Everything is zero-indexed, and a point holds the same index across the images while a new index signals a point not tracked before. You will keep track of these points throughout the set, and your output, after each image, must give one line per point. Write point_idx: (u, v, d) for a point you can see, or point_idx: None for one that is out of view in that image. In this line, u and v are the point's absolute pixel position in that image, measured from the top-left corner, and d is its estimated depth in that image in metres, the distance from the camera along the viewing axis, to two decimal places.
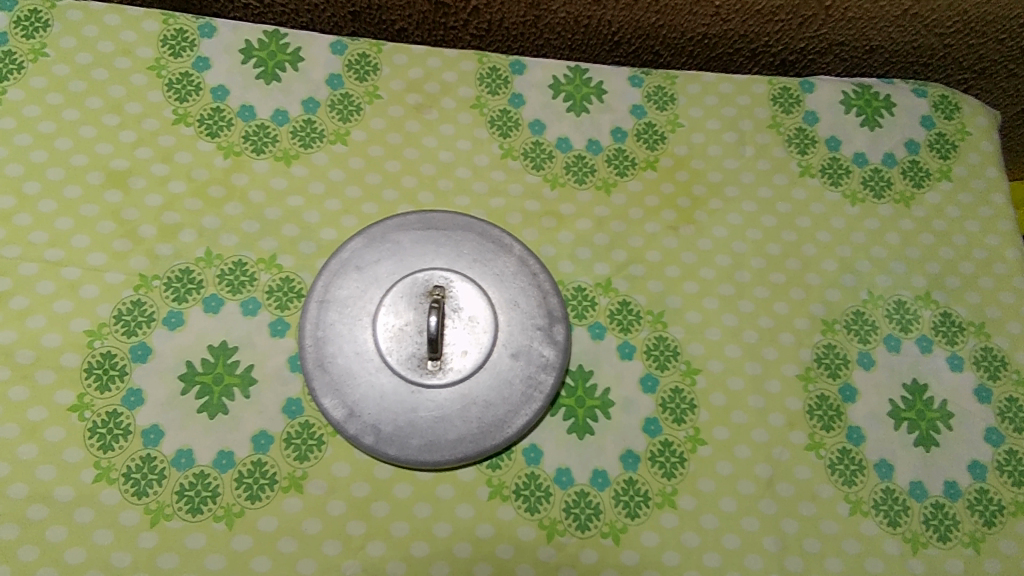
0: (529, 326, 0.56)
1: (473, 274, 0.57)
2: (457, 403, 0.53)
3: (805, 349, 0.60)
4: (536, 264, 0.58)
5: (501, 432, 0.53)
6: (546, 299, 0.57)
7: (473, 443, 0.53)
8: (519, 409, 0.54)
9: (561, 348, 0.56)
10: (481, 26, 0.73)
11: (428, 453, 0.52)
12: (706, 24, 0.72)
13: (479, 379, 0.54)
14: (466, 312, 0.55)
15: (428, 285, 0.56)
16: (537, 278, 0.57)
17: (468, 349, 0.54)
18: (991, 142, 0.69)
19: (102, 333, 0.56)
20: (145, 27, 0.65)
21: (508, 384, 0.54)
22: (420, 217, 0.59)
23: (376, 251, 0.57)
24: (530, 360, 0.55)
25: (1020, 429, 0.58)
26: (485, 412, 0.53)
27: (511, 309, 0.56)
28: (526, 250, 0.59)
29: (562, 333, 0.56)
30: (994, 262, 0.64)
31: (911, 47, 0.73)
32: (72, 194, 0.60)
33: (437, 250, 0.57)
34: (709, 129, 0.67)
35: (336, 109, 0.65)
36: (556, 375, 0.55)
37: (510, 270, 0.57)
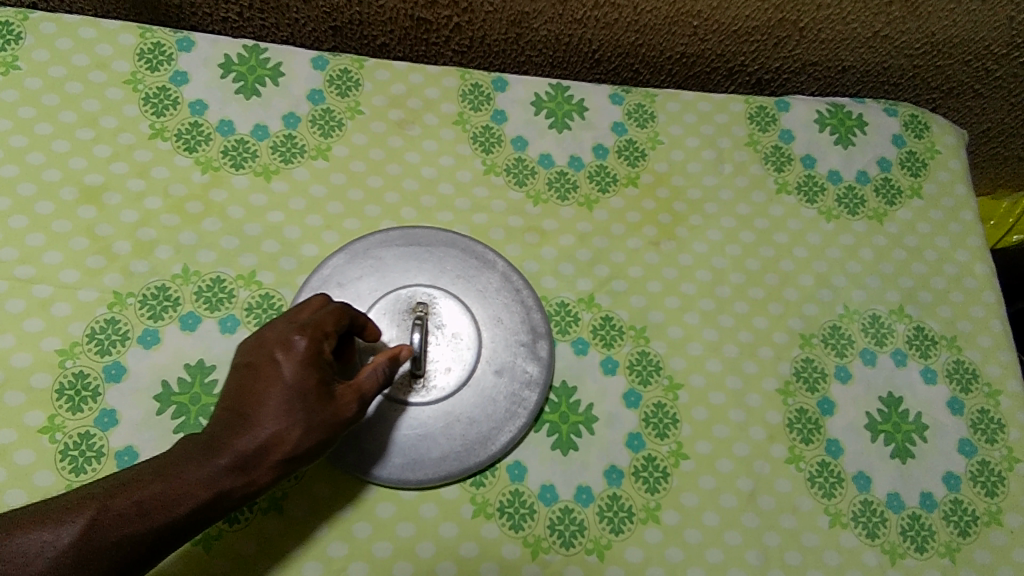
0: (513, 342, 0.56)
1: (455, 290, 0.57)
2: (442, 421, 0.53)
3: (784, 363, 0.61)
4: (519, 280, 0.58)
5: (485, 449, 0.53)
6: (529, 314, 0.57)
7: (457, 461, 0.53)
8: (504, 425, 0.54)
9: (546, 364, 0.56)
10: (463, 43, 0.74)
11: (410, 471, 0.53)
12: (683, 43, 0.73)
13: (463, 396, 0.54)
14: (449, 328, 0.55)
15: (411, 302, 0.56)
16: (520, 294, 0.58)
17: (452, 366, 0.54)
18: (959, 160, 0.71)
19: (74, 352, 0.55)
20: (121, 40, 0.64)
21: (492, 401, 0.54)
22: (402, 233, 0.59)
23: (358, 268, 0.57)
24: (514, 376, 0.55)
25: (991, 440, 0.60)
26: (469, 429, 0.54)
27: (495, 325, 0.56)
28: (509, 265, 0.59)
29: (545, 349, 0.56)
30: (964, 277, 0.66)
31: (881, 68, 0.76)
32: (44, 210, 0.59)
33: (419, 266, 0.57)
34: (688, 147, 0.68)
35: (317, 125, 0.64)
36: (539, 390, 0.55)
37: (493, 286, 0.57)
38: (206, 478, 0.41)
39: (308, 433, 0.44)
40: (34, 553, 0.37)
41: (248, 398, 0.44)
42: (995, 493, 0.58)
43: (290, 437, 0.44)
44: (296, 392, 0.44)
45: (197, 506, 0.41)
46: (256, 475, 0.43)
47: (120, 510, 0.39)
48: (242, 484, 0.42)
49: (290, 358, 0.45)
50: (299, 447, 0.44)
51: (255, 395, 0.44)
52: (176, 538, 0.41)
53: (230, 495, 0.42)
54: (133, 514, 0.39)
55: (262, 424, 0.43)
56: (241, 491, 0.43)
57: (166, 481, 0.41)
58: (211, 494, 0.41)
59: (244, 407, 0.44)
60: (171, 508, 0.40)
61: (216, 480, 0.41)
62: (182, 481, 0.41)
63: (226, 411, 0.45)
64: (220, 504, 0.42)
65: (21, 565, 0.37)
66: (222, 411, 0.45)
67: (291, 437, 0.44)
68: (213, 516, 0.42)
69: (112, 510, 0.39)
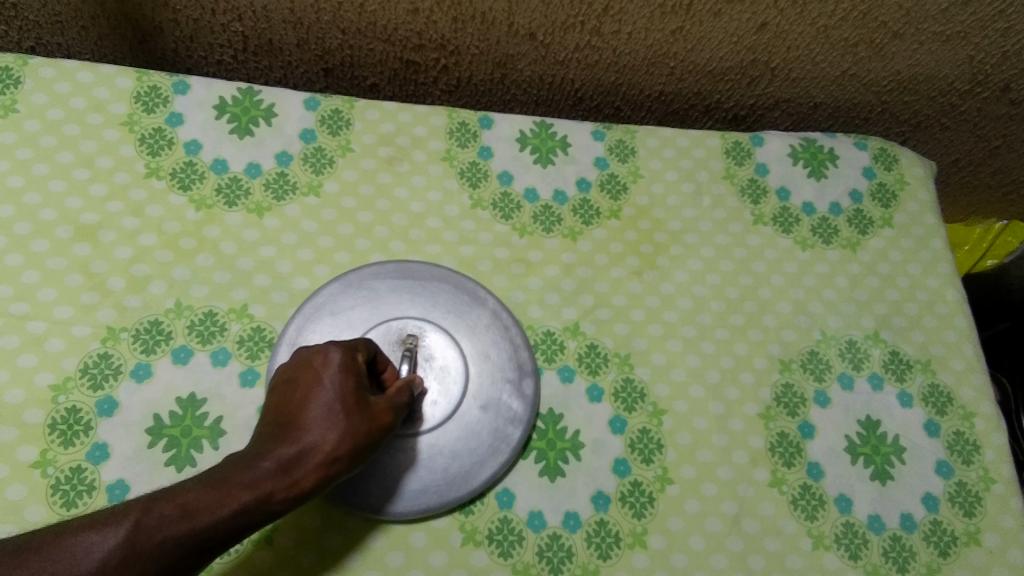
0: (499, 379, 0.57)
1: (445, 325, 0.58)
2: (426, 453, 0.54)
3: (764, 389, 0.62)
4: (509, 318, 0.60)
5: (466, 484, 0.54)
6: (514, 353, 0.59)
7: (437, 494, 0.53)
8: (486, 461, 0.55)
9: (531, 401, 0.57)
10: (451, 82, 0.77)
11: (386, 500, 0.53)
12: (661, 83, 0.76)
13: (446, 430, 0.55)
14: (437, 362, 0.57)
15: (402, 333, 0.57)
16: (509, 331, 0.59)
17: (439, 399, 0.55)
18: (927, 191, 0.74)
19: (67, 387, 0.56)
20: (118, 84, 0.66)
21: (475, 436, 0.55)
22: (395, 267, 0.60)
23: (351, 298, 0.58)
24: (498, 413, 0.56)
25: (967, 461, 0.62)
26: (451, 463, 0.54)
27: (482, 362, 0.57)
28: (500, 303, 0.61)
29: (531, 388, 0.58)
30: (936, 303, 0.68)
31: (851, 103, 0.80)
32: (40, 248, 0.60)
33: (410, 299, 0.59)
34: (667, 181, 0.70)
35: (309, 162, 0.66)
36: (523, 429, 0.57)
37: (482, 323, 0.59)
38: (250, 480, 0.42)
39: (346, 436, 0.45)
40: (82, 555, 0.37)
41: (289, 409, 0.46)
42: (973, 514, 0.60)
43: (329, 441, 0.44)
44: (335, 399, 0.46)
45: (240, 509, 0.41)
46: (299, 477, 0.43)
47: (165, 513, 0.39)
48: (284, 487, 0.42)
49: (327, 368, 0.47)
50: (339, 450, 0.44)
51: (296, 405, 0.46)
52: (220, 543, 0.41)
53: (272, 499, 0.42)
54: (178, 516, 0.40)
55: (303, 430, 0.44)
56: (284, 494, 0.43)
57: (211, 485, 0.41)
58: (254, 496, 0.41)
59: (285, 417, 0.45)
60: (215, 509, 0.40)
61: (260, 481, 0.42)
62: (226, 484, 0.41)
63: (268, 425, 0.46)
64: (265, 509, 0.42)
65: (69, 567, 0.37)
66: (264, 426, 0.46)
67: (331, 441, 0.44)
68: (255, 521, 0.42)
69: (159, 513, 0.39)
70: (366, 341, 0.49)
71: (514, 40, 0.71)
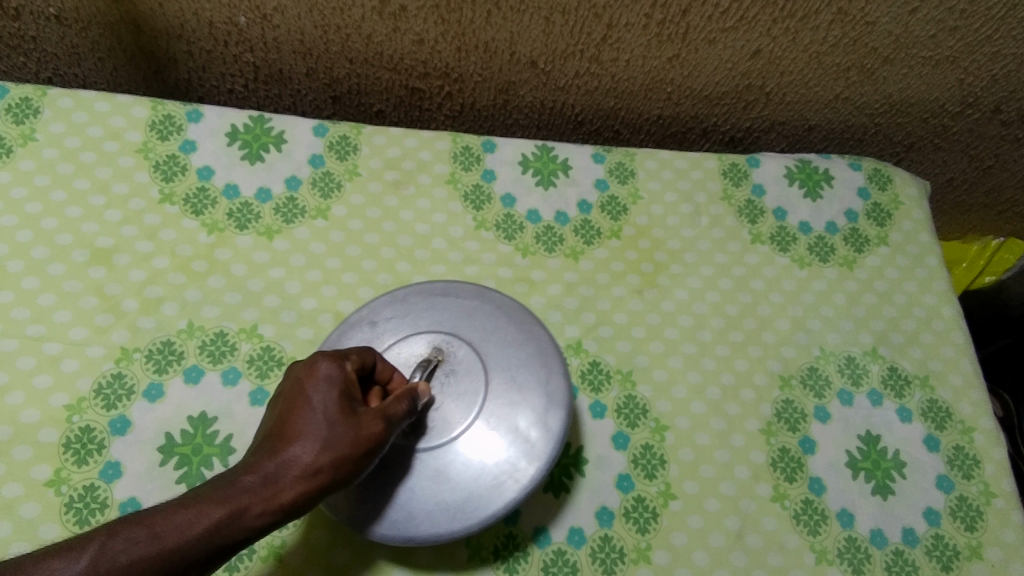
0: (521, 405, 0.51)
1: (476, 343, 0.53)
2: (424, 477, 0.49)
3: (765, 404, 0.63)
4: (546, 341, 0.54)
5: (460, 521, 0.48)
6: (542, 382, 0.52)
7: (427, 524, 0.48)
8: (486, 500, 0.48)
9: (555, 436, 0.50)
10: (454, 108, 0.79)
11: (374, 521, 0.49)
12: (659, 107, 0.78)
13: (451, 454, 0.49)
14: (457, 379, 0.52)
15: (432, 349, 0.53)
16: (544, 354, 0.53)
17: (448, 417, 0.51)
18: (922, 210, 0.75)
19: (81, 407, 0.57)
20: (134, 113, 0.69)
21: (481, 466, 0.49)
22: (441, 284, 0.57)
23: (392, 310, 0.56)
24: (512, 448, 0.50)
25: (968, 475, 0.62)
26: (449, 492, 0.48)
27: (504, 387, 0.52)
28: (540, 327, 0.55)
29: (556, 423, 0.50)
30: (932, 319, 0.69)
31: (845, 125, 0.82)
32: (56, 271, 0.62)
33: (446, 313, 0.55)
34: (667, 202, 0.72)
35: (318, 187, 0.68)
36: (539, 470, 0.49)
37: (514, 346, 0.53)
38: (225, 495, 0.42)
39: (327, 448, 0.44)
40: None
41: (274, 426, 0.46)
42: (975, 528, 0.60)
43: (310, 454, 0.44)
44: (318, 411, 0.45)
45: (214, 525, 0.41)
46: (277, 492, 0.43)
47: (134, 535, 0.40)
48: (260, 502, 0.42)
49: (312, 381, 0.46)
50: (320, 462, 0.44)
51: (280, 421, 0.46)
52: (200, 561, 0.41)
53: (247, 513, 0.42)
54: (147, 537, 0.40)
55: (283, 444, 0.44)
56: (261, 509, 0.42)
57: (184, 504, 0.41)
58: (226, 513, 0.41)
59: (270, 433, 0.45)
60: (186, 529, 0.40)
61: (235, 497, 0.42)
62: (201, 502, 0.41)
63: (256, 444, 0.46)
64: (240, 525, 0.42)
65: None
66: (252, 444, 0.46)
67: (311, 453, 0.44)
68: (234, 537, 0.42)
69: (128, 535, 0.40)
70: (354, 351, 0.48)
71: (516, 67, 0.73)
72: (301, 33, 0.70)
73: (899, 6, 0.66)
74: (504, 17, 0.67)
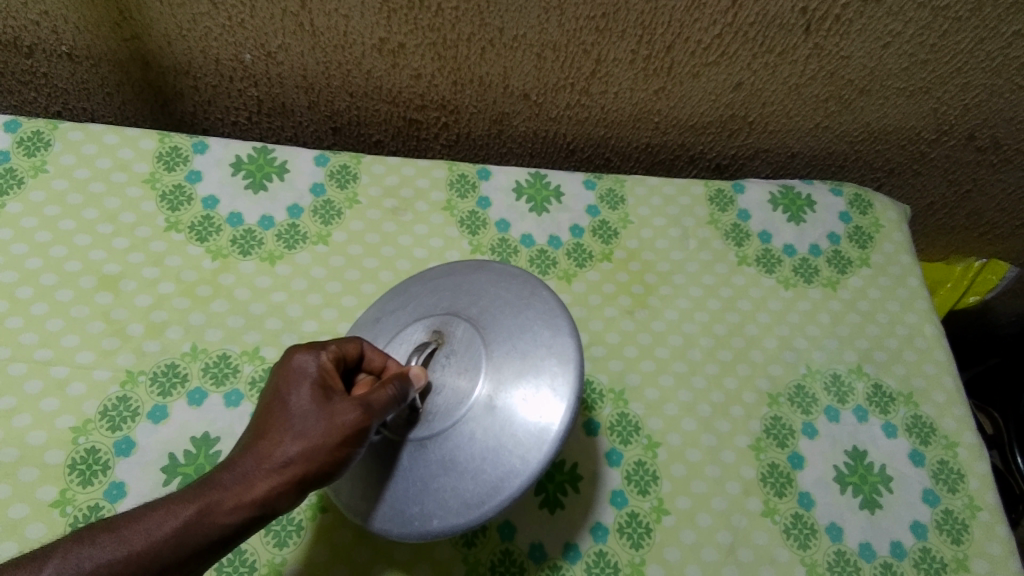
0: (526, 374, 0.48)
1: (476, 319, 0.51)
2: (434, 467, 0.47)
3: (754, 421, 0.65)
4: (546, 304, 0.51)
5: (475, 508, 0.45)
6: (548, 347, 0.49)
7: (447, 517, 0.45)
8: (503, 482, 0.45)
9: (565, 401, 0.46)
10: (451, 138, 0.82)
11: (394, 522, 0.47)
12: (647, 136, 0.82)
13: (462, 438, 0.47)
14: (457, 358, 0.50)
15: (431, 332, 0.52)
16: (544, 317, 0.50)
17: (450, 400, 0.48)
18: (902, 233, 0.78)
19: (87, 429, 0.59)
20: (142, 145, 0.71)
21: (493, 446, 0.46)
22: (444, 267, 0.56)
23: (396, 302, 0.56)
24: (521, 421, 0.46)
25: (953, 489, 0.64)
26: (464, 480, 0.46)
27: (507, 358, 0.49)
28: (539, 289, 0.52)
29: (565, 388, 0.47)
30: (914, 337, 0.71)
31: (826, 153, 0.85)
32: (65, 297, 0.64)
33: (446, 296, 0.54)
34: (656, 226, 0.75)
35: (319, 214, 0.71)
36: (553, 441, 0.45)
37: (514, 315, 0.51)
38: (195, 493, 0.41)
39: (298, 437, 0.43)
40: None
41: (254, 424, 0.45)
42: (961, 541, 0.61)
43: (283, 445, 0.43)
44: (292, 403, 0.45)
45: (184, 524, 0.40)
46: (248, 487, 0.42)
47: (99, 541, 0.39)
48: (230, 498, 0.41)
49: (288, 376, 0.46)
50: (292, 453, 0.43)
51: (259, 419, 0.45)
52: (177, 563, 0.40)
53: (219, 508, 0.41)
54: (113, 541, 0.39)
55: (258, 441, 0.44)
56: (235, 503, 0.41)
57: (154, 507, 0.41)
58: (194, 511, 0.41)
59: (250, 431, 0.45)
60: (154, 529, 0.40)
61: (204, 494, 0.41)
62: (170, 502, 0.41)
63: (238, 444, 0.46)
64: (212, 523, 0.41)
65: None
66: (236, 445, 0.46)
67: (284, 445, 0.43)
68: (206, 535, 0.41)
69: (93, 542, 0.39)
70: (331, 344, 0.48)
71: (510, 100, 0.76)
72: (304, 68, 0.73)
73: (871, 41, 0.69)
74: (498, 53, 0.71)
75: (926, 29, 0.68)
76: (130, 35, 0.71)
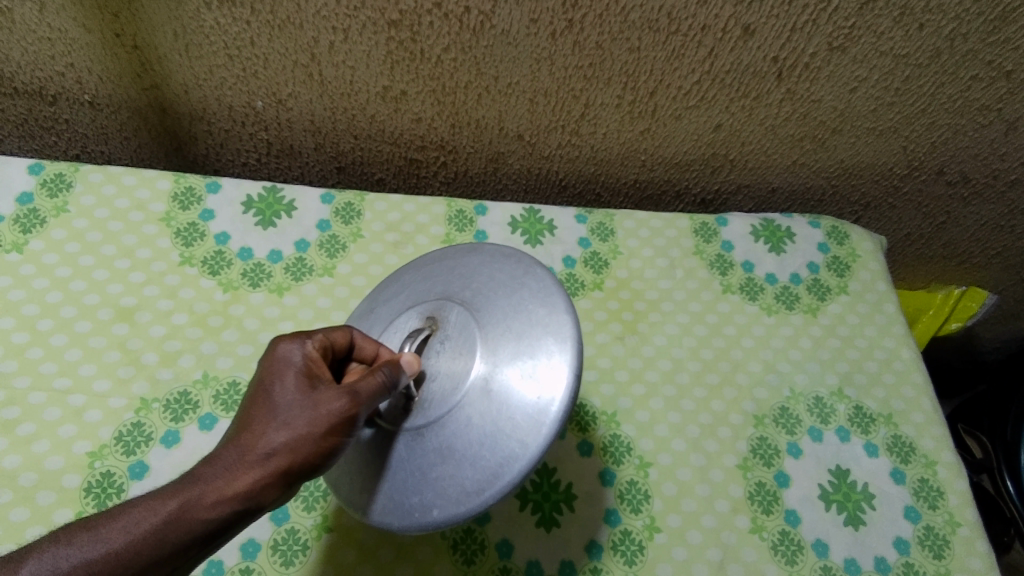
0: (521, 355, 0.49)
1: (469, 302, 0.53)
2: (432, 456, 0.48)
3: (741, 441, 0.68)
4: (539, 283, 0.52)
5: (475, 495, 0.46)
6: (544, 325, 0.50)
7: (448, 506, 0.47)
8: (503, 468, 0.46)
9: (562, 380, 0.47)
10: (449, 176, 0.87)
11: (395, 515, 0.49)
12: (635, 173, 0.86)
13: (460, 424, 0.48)
14: (451, 343, 0.52)
15: (426, 316, 0.55)
16: (539, 295, 0.52)
17: (446, 386, 0.50)
18: (878, 262, 0.82)
19: (103, 453, 0.61)
20: (158, 185, 0.76)
21: (492, 432, 0.47)
22: (437, 254, 0.59)
23: (392, 291, 0.59)
24: (518, 404, 0.48)
25: (933, 506, 0.66)
26: (464, 467, 0.47)
27: (502, 340, 0.50)
28: (532, 267, 0.54)
29: (560, 366, 0.48)
30: (892, 360, 0.75)
31: (804, 187, 0.90)
32: (83, 328, 0.67)
33: (440, 281, 0.57)
34: (644, 256, 0.79)
35: (324, 248, 0.75)
36: (551, 422, 0.46)
37: (509, 295, 0.53)
38: (177, 489, 0.43)
39: (283, 427, 0.45)
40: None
41: (241, 416, 0.47)
42: (942, 556, 0.64)
43: (267, 436, 0.45)
44: (279, 393, 0.47)
45: (164, 520, 0.42)
46: (231, 480, 0.44)
47: (76, 542, 0.41)
48: (213, 491, 0.43)
49: (277, 368, 0.48)
50: (276, 443, 0.45)
51: (247, 410, 0.47)
52: (161, 559, 0.42)
53: (200, 503, 0.43)
54: (91, 541, 0.41)
55: (244, 434, 0.45)
56: (216, 497, 0.43)
57: (134, 505, 0.43)
58: (175, 507, 0.42)
59: (238, 423, 0.47)
60: (135, 527, 0.41)
61: (186, 489, 0.43)
62: (150, 501, 0.43)
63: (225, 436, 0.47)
64: (194, 517, 0.42)
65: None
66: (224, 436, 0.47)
67: (267, 436, 0.45)
68: (190, 529, 0.42)
69: (69, 543, 0.41)
70: (317, 335, 0.51)
71: (505, 140, 0.81)
72: (312, 114, 0.78)
73: (840, 86, 0.74)
74: (493, 99, 0.76)
75: (889, 75, 0.73)
76: (150, 85, 0.76)
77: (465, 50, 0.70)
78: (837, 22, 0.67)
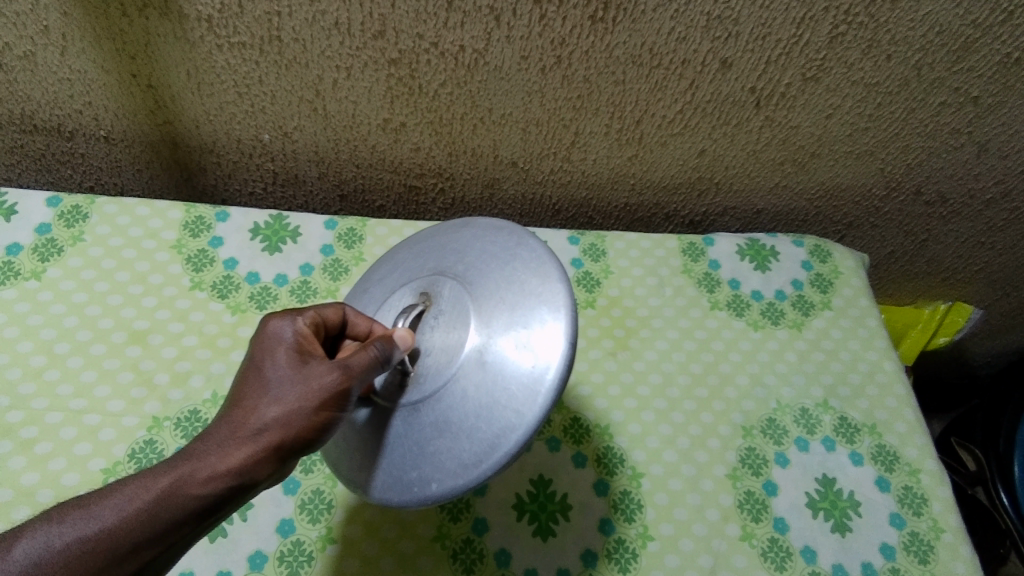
0: (514, 327, 0.52)
1: (462, 277, 0.56)
2: (430, 430, 0.51)
3: (730, 452, 0.71)
4: (531, 256, 0.55)
5: (473, 467, 0.49)
6: (537, 297, 0.52)
7: (447, 478, 0.49)
8: (500, 438, 0.48)
9: (554, 350, 0.50)
10: (447, 202, 0.91)
11: (396, 490, 0.51)
12: (625, 197, 0.90)
13: (457, 396, 0.51)
14: (444, 317, 0.55)
15: (421, 291, 0.58)
16: (530, 268, 0.54)
17: (441, 359, 0.53)
18: (860, 278, 0.85)
19: (116, 470, 0.64)
20: (170, 215, 0.79)
21: (488, 403, 0.50)
22: (432, 234, 0.62)
23: (390, 270, 0.62)
24: (511, 375, 0.50)
25: (918, 512, 0.69)
26: (462, 439, 0.50)
27: (495, 312, 0.53)
28: (523, 241, 0.56)
29: (554, 335, 0.50)
30: (875, 373, 0.78)
31: (788, 209, 0.94)
32: (98, 351, 0.70)
33: (432, 259, 0.60)
34: (634, 275, 0.82)
35: (328, 272, 0.78)
36: (545, 391, 0.48)
37: (501, 269, 0.55)
38: (168, 467, 0.45)
39: (275, 403, 0.48)
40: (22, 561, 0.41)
41: (235, 393, 0.50)
42: (928, 561, 0.66)
43: (260, 411, 0.48)
44: (272, 370, 0.50)
45: (156, 498, 0.44)
46: (222, 457, 0.46)
47: (69, 519, 0.43)
48: (203, 469, 0.45)
49: (270, 346, 0.51)
50: (268, 419, 0.47)
51: (241, 387, 0.50)
52: (156, 536, 0.44)
53: (193, 480, 0.45)
54: (84, 519, 0.43)
55: (238, 411, 0.48)
56: (208, 474, 0.45)
57: (126, 484, 0.45)
58: (166, 485, 0.45)
59: (232, 400, 0.50)
60: (127, 505, 0.44)
61: (176, 467, 0.45)
62: (142, 480, 0.45)
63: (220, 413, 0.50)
64: (186, 493, 0.45)
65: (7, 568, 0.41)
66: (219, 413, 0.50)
67: (260, 411, 0.47)
68: (183, 505, 0.45)
69: (63, 520, 0.43)
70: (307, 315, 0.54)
71: (500, 167, 0.85)
72: (316, 146, 0.82)
73: (817, 113, 0.79)
74: (487, 129, 0.80)
75: (862, 102, 0.77)
76: (163, 121, 0.80)
77: (461, 85, 0.74)
78: (809, 54, 0.71)
